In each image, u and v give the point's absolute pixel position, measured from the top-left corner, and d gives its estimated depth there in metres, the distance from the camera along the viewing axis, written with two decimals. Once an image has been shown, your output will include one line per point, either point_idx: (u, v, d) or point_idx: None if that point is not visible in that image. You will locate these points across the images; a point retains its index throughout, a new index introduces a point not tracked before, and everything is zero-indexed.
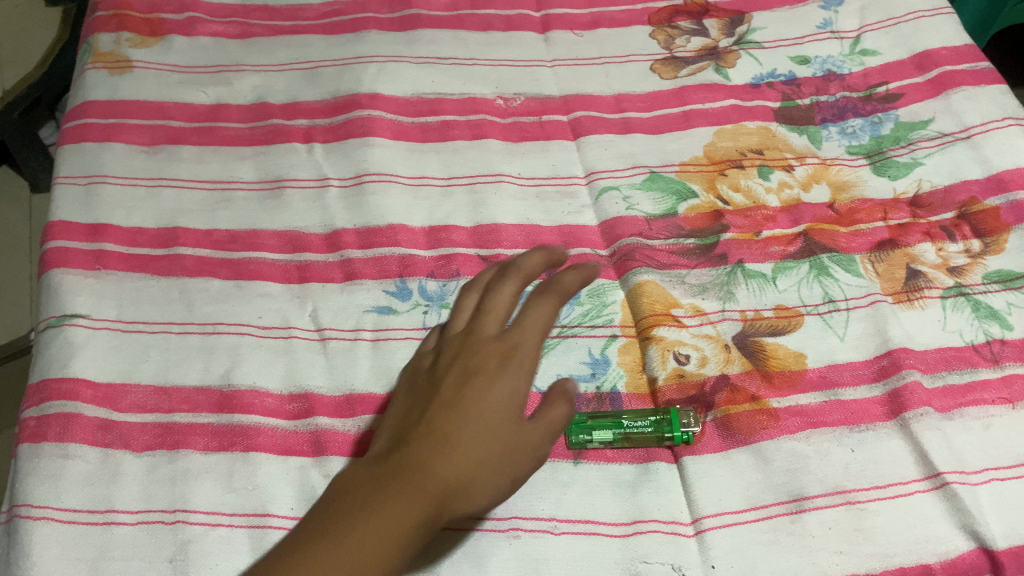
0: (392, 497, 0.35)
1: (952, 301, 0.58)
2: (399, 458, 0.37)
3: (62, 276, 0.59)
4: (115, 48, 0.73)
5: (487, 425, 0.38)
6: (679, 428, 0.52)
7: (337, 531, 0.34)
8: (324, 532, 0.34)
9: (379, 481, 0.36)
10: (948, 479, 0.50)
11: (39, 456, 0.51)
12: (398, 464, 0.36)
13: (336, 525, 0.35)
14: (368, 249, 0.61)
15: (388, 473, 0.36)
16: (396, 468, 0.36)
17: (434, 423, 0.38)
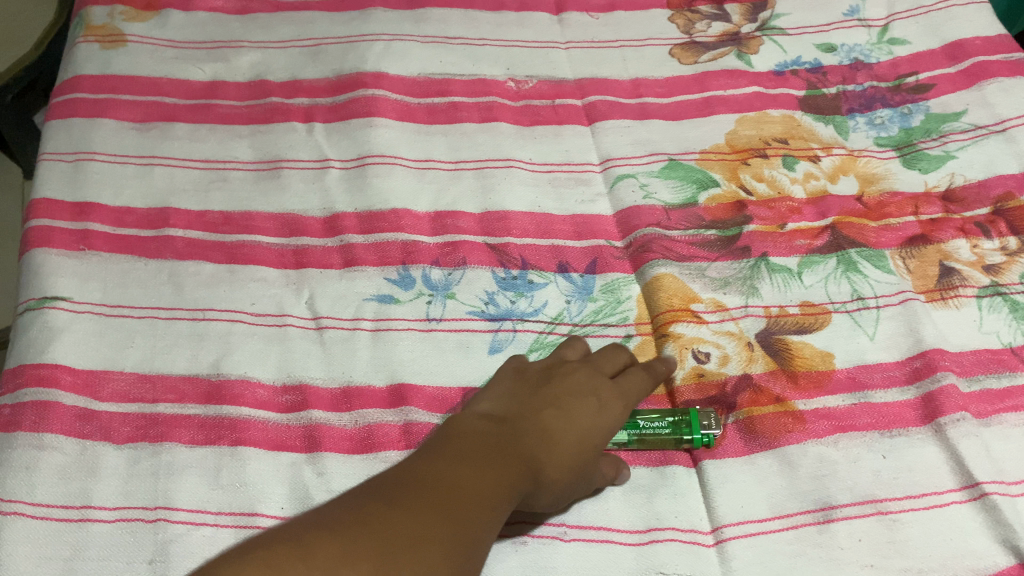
0: (507, 476, 0.40)
1: (988, 301, 0.55)
2: (506, 444, 0.42)
3: (44, 256, 0.56)
4: (108, 22, 0.70)
5: (580, 425, 0.44)
6: (699, 431, 0.48)
7: (473, 487, 0.38)
8: (457, 484, 0.38)
9: (498, 458, 0.41)
10: (987, 490, 0.46)
11: (12, 447, 0.47)
12: (511, 448, 0.41)
13: (469, 481, 0.39)
14: (370, 235, 0.58)
15: (502, 453, 0.41)
16: (510, 452, 0.41)
17: (537, 413, 0.44)
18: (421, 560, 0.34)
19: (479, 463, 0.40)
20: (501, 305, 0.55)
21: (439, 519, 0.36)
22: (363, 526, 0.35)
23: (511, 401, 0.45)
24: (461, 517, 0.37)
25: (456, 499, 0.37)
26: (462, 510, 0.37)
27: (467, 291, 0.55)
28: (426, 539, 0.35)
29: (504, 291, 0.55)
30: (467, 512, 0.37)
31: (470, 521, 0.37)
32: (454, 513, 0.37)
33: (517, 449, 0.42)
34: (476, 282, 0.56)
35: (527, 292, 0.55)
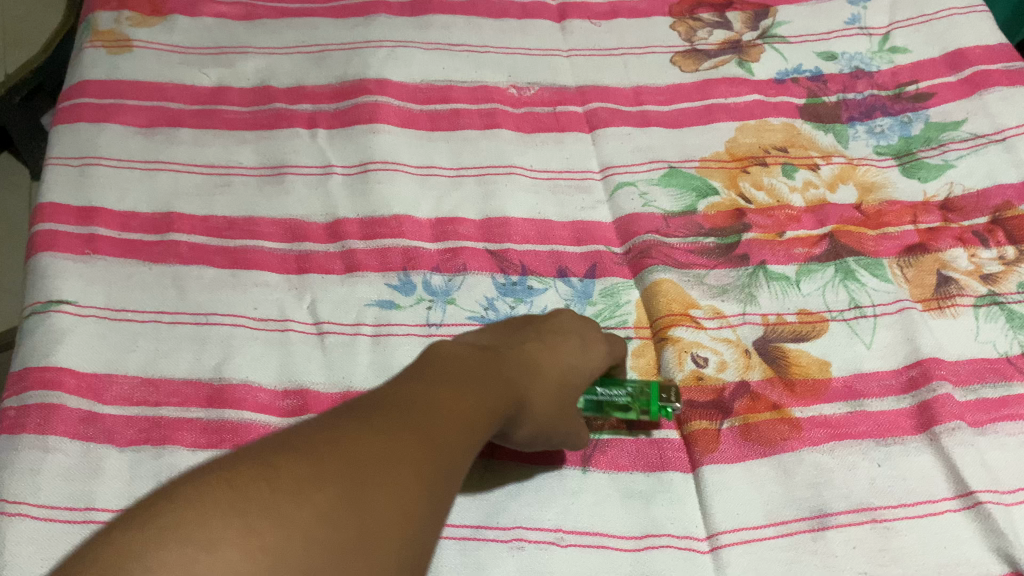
0: (485, 406, 0.40)
1: (985, 310, 0.55)
2: (485, 377, 0.41)
3: (50, 260, 0.56)
4: (115, 27, 0.71)
5: (562, 361, 0.46)
6: (658, 405, 0.49)
7: (449, 415, 0.38)
8: (435, 411, 0.37)
9: (477, 392, 0.40)
10: (981, 499, 0.46)
11: (16, 448, 0.48)
12: (490, 383, 0.41)
13: (445, 409, 0.38)
14: (372, 240, 0.58)
15: (479, 386, 0.40)
16: (489, 384, 0.41)
17: (521, 345, 0.46)
18: (396, 479, 0.33)
19: (455, 393, 0.39)
20: (500, 310, 0.55)
21: (414, 441, 0.35)
22: (336, 445, 0.33)
23: (491, 339, 0.47)
24: (438, 441, 0.36)
25: (430, 421, 0.37)
26: (439, 436, 0.36)
27: (467, 296, 0.56)
28: (403, 457, 0.34)
29: (504, 296, 0.56)
30: (444, 437, 0.36)
31: (446, 445, 0.36)
32: (432, 438, 0.36)
33: (497, 380, 0.42)
34: (476, 288, 0.56)
35: (527, 298, 0.56)
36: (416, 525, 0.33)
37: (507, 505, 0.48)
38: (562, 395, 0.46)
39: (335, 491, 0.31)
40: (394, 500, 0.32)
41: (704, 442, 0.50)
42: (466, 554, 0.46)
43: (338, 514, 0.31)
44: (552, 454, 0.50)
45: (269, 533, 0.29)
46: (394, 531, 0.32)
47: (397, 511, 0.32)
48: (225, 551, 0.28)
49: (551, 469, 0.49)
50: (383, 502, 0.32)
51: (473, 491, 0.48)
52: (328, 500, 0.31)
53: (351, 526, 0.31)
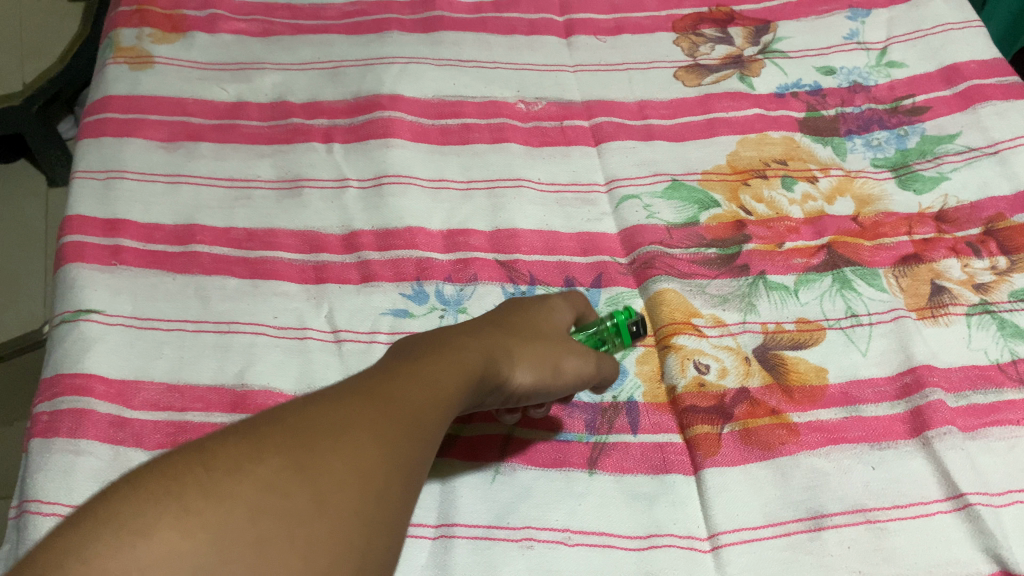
0: (444, 375, 0.40)
1: (978, 318, 0.57)
2: (441, 352, 0.42)
3: (78, 270, 0.59)
4: (136, 43, 0.73)
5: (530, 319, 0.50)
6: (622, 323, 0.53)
7: (400, 389, 0.37)
8: (385, 388, 0.37)
9: (432, 367, 0.40)
10: (972, 501, 0.48)
11: (50, 452, 0.50)
12: (446, 357, 0.42)
13: (396, 385, 0.37)
14: (386, 251, 0.60)
15: (433, 361, 0.41)
16: (446, 356, 0.41)
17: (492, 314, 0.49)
18: (344, 449, 0.32)
19: (408, 370, 0.39)
20: None
21: (362, 414, 0.34)
22: (278, 426, 0.33)
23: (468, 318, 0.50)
24: (388, 412, 0.35)
25: (383, 407, 0.36)
26: (389, 407, 0.36)
27: (477, 305, 0.58)
28: (351, 427, 0.34)
29: None
30: (396, 409, 0.36)
31: (402, 429, 0.35)
32: (383, 410, 0.35)
33: (457, 348, 0.43)
34: (486, 297, 0.58)
35: None
36: (371, 491, 0.32)
37: (517, 506, 0.50)
38: (544, 334, 0.49)
39: (275, 465, 0.31)
40: (342, 467, 0.32)
41: (706, 445, 0.52)
42: (478, 552, 0.48)
43: (280, 486, 0.30)
44: (560, 457, 0.52)
45: (206, 513, 0.28)
46: (343, 498, 0.31)
47: (348, 478, 0.32)
48: (158, 536, 0.27)
49: (559, 472, 0.51)
50: (328, 470, 0.31)
51: (484, 493, 0.51)
52: (269, 475, 0.30)
53: (295, 496, 0.30)
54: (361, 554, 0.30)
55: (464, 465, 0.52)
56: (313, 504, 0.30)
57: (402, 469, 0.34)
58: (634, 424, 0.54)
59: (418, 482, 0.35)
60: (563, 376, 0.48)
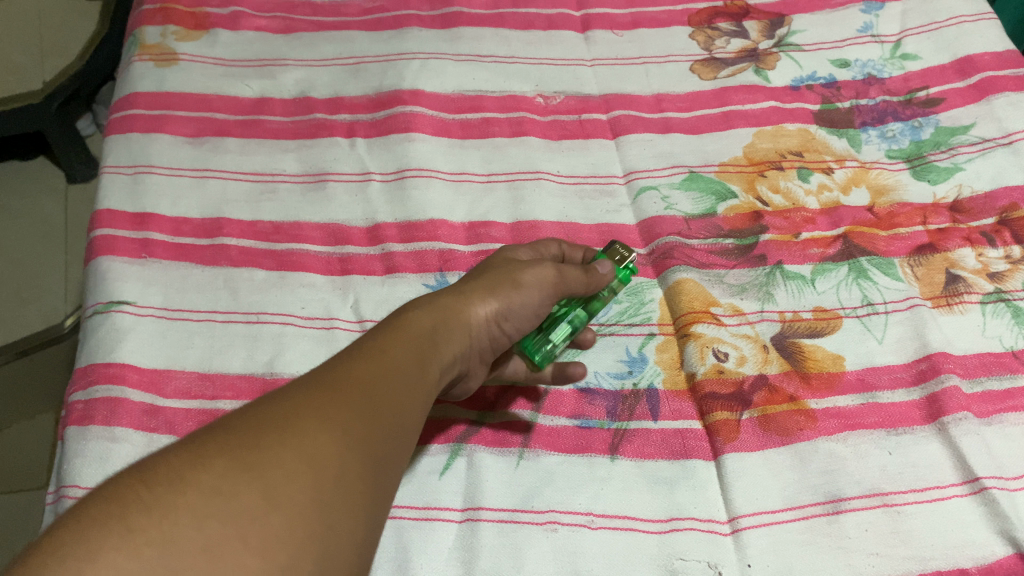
0: (395, 360, 0.41)
1: (992, 306, 0.58)
2: (389, 338, 0.43)
3: (109, 263, 0.60)
4: (161, 41, 0.74)
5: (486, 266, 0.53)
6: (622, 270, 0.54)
7: (347, 377, 0.38)
8: (332, 378, 0.38)
9: (380, 353, 0.41)
10: (987, 485, 0.49)
11: (86, 438, 0.52)
12: (397, 339, 0.43)
13: (343, 374, 0.38)
14: (409, 243, 0.62)
15: (382, 347, 0.42)
16: (396, 341, 0.42)
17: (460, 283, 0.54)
18: (290, 442, 0.33)
19: (355, 359, 0.40)
20: None
21: (308, 406, 0.35)
22: (222, 429, 0.34)
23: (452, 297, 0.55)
24: (334, 400, 0.36)
25: (328, 395, 0.36)
26: (336, 395, 0.37)
27: None
28: (295, 419, 0.34)
29: None
30: (344, 396, 0.37)
31: (349, 416, 0.36)
32: (329, 399, 0.36)
33: (406, 320, 0.45)
34: None
35: None
36: (320, 478, 0.33)
37: (541, 490, 0.51)
38: (493, 268, 0.52)
39: (220, 468, 0.31)
40: (290, 460, 0.33)
41: (726, 431, 0.53)
42: (504, 534, 0.49)
43: (226, 487, 0.31)
44: (582, 443, 0.53)
45: (152, 527, 0.29)
46: (294, 489, 0.32)
47: (295, 469, 0.32)
48: (106, 556, 0.28)
49: (581, 457, 0.53)
50: (275, 465, 0.32)
51: (509, 477, 0.52)
52: (214, 479, 0.31)
53: (244, 496, 0.31)
54: (321, 541, 0.31)
55: (487, 451, 0.53)
56: (263, 500, 0.31)
57: (356, 454, 0.35)
58: (654, 410, 0.55)
59: (378, 465, 0.36)
60: (524, 288, 0.51)
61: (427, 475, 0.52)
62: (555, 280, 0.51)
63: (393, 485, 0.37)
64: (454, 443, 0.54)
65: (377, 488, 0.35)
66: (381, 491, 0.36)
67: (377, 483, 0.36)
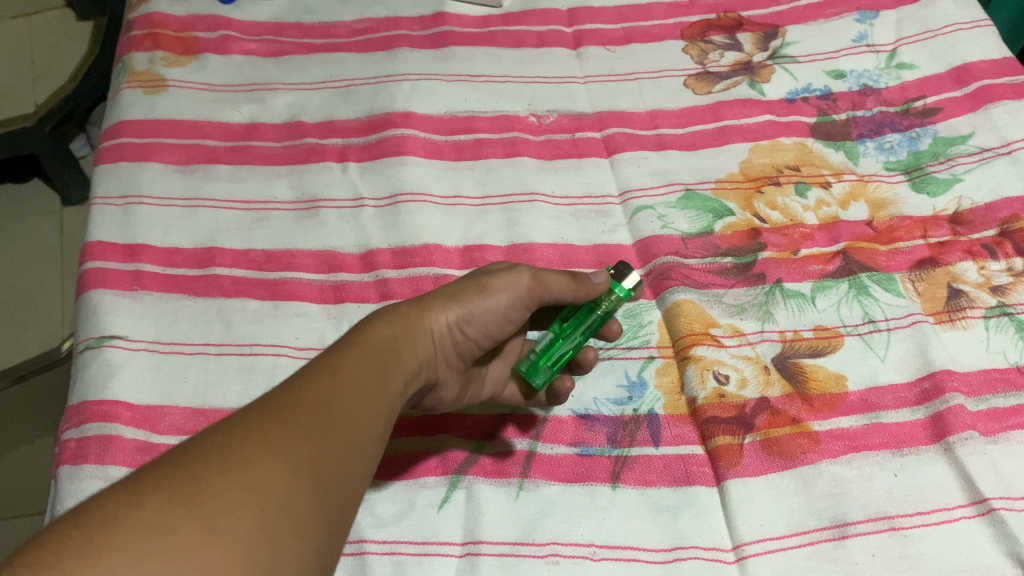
0: (352, 375, 0.41)
1: (995, 321, 0.57)
2: (346, 353, 0.42)
3: (100, 296, 0.59)
4: (150, 67, 0.74)
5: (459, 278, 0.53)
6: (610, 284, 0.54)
7: (298, 398, 0.38)
8: (283, 401, 0.38)
9: (333, 369, 0.41)
10: (995, 505, 0.48)
11: (79, 478, 0.51)
12: (354, 354, 0.42)
13: (293, 396, 0.38)
14: (403, 269, 0.61)
15: (339, 362, 0.41)
16: (355, 355, 0.42)
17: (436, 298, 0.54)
18: (232, 472, 0.33)
19: (309, 378, 0.40)
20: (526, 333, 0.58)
21: (253, 433, 0.35)
22: (161, 465, 0.33)
23: None
24: (282, 423, 0.36)
25: (277, 420, 0.36)
26: (285, 418, 0.37)
27: None
28: (240, 448, 0.34)
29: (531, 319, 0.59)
30: (293, 418, 0.37)
31: (299, 440, 0.36)
32: (275, 423, 0.36)
33: (366, 333, 0.44)
34: None
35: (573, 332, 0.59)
36: (265, 507, 0.33)
37: (542, 522, 0.50)
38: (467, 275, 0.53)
39: (158, 504, 0.31)
40: (231, 490, 0.32)
41: (728, 456, 0.52)
42: (506, 569, 0.49)
43: (164, 523, 0.30)
44: (582, 471, 0.53)
45: (87, 569, 0.28)
46: (236, 519, 0.32)
47: (238, 499, 0.32)
48: None
49: (582, 486, 0.52)
50: (214, 495, 0.32)
51: (509, 509, 0.51)
52: (152, 515, 0.31)
53: (182, 530, 0.30)
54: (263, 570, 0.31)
55: (486, 483, 0.52)
56: (204, 532, 0.31)
57: (303, 477, 0.35)
58: (655, 436, 0.54)
59: (328, 488, 0.36)
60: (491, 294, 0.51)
61: (426, 508, 0.51)
62: (531, 284, 0.52)
63: (346, 503, 0.37)
64: (452, 475, 0.53)
65: (326, 511, 0.35)
66: (331, 511, 0.36)
67: (328, 505, 0.36)
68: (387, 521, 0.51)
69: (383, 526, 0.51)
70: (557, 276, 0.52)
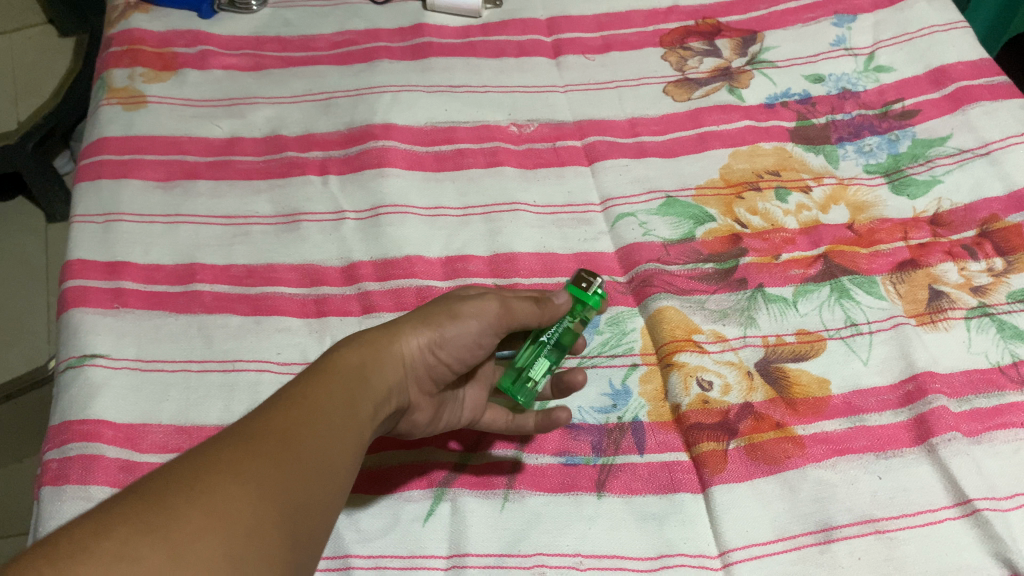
0: (322, 401, 0.41)
1: (976, 321, 0.57)
2: (313, 380, 0.42)
3: (81, 315, 0.59)
4: (129, 84, 0.73)
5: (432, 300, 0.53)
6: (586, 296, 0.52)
7: (268, 426, 0.38)
8: (249, 430, 0.38)
9: (300, 397, 0.41)
10: (979, 506, 0.48)
11: (61, 500, 0.50)
12: (321, 381, 0.42)
13: (260, 425, 0.38)
14: (386, 282, 0.61)
15: (310, 387, 0.41)
16: (322, 382, 0.42)
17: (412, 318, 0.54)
18: (198, 502, 0.33)
19: (276, 406, 0.40)
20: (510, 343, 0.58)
21: (221, 462, 0.35)
22: (127, 496, 0.33)
23: None
24: (248, 452, 0.36)
25: (245, 449, 0.36)
26: (252, 447, 0.37)
27: None
28: (207, 478, 0.34)
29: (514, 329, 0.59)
30: (260, 447, 0.37)
31: (268, 467, 0.36)
32: (243, 452, 0.36)
33: (334, 359, 0.44)
34: None
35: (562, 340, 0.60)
36: (232, 535, 0.33)
37: (527, 533, 0.50)
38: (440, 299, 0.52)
39: (124, 534, 0.31)
40: (197, 518, 0.32)
41: (713, 463, 0.52)
42: None
43: (130, 553, 0.30)
44: (567, 481, 0.52)
45: None
46: (202, 547, 0.32)
47: (205, 527, 0.32)
48: None
49: (567, 496, 0.52)
50: (182, 524, 0.32)
51: (494, 520, 0.51)
52: (117, 546, 0.31)
53: (148, 559, 0.30)
54: None
55: (472, 494, 0.52)
56: (170, 561, 0.31)
57: (270, 505, 0.35)
58: (640, 444, 0.54)
59: (296, 515, 0.36)
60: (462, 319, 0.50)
61: (411, 521, 0.51)
62: (499, 312, 0.51)
63: (313, 532, 0.38)
64: (438, 487, 0.53)
65: (294, 539, 0.36)
66: (297, 540, 0.36)
67: (296, 532, 0.36)
68: (372, 536, 0.51)
69: (368, 541, 0.50)
70: (522, 301, 0.51)
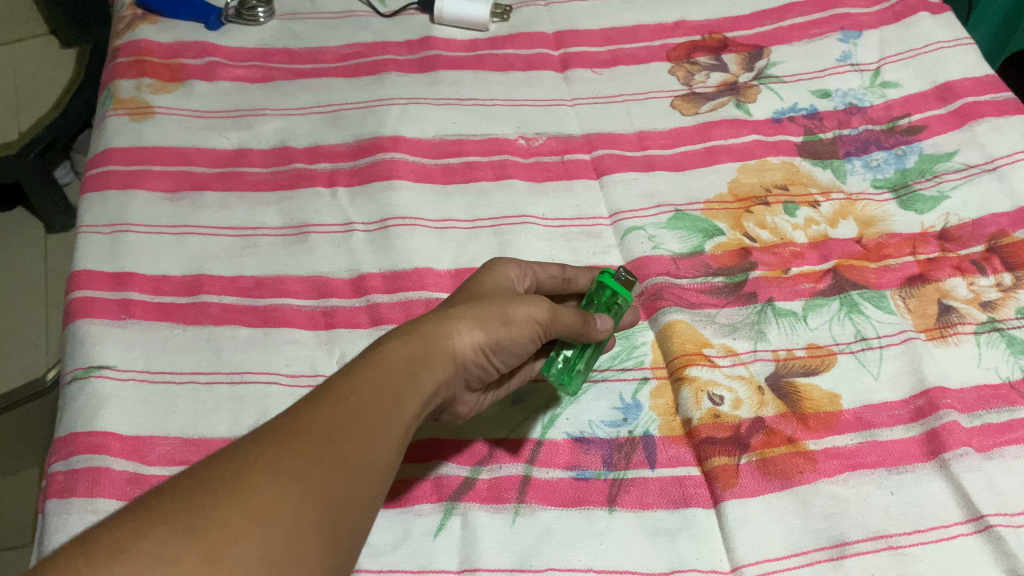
0: (367, 398, 0.40)
1: (986, 336, 0.57)
2: (359, 374, 0.41)
3: (88, 326, 0.59)
4: (136, 95, 0.73)
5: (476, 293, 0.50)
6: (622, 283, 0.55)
7: (312, 423, 0.37)
8: (293, 426, 0.37)
9: (346, 392, 0.39)
10: (992, 522, 0.48)
11: (68, 512, 0.50)
12: (366, 377, 0.41)
13: (303, 420, 0.37)
14: (395, 294, 0.61)
15: (357, 382, 0.40)
16: (371, 377, 0.41)
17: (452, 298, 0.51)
18: (238, 503, 0.32)
19: (322, 400, 0.39)
20: None
21: (260, 460, 0.34)
22: (165, 494, 0.33)
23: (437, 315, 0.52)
24: (291, 449, 0.35)
25: (288, 445, 0.36)
26: (295, 446, 0.36)
27: None
28: (246, 476, 0.34)
29: None
30: (302, 445, 0.36)
31: (310, 465, 0.35)
32: (285, 449, 0.35)
33: (382, 352, 0.43)
34: None
35: None
36: (270, 538, 0.32)
37: (539, 548, 0.50)
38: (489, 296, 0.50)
39: (161, 535, 0.31)
40: (236, 521, 0.32)
41: (725, 477, 0.52)
42: None
43: (167, 555, 0.30)
44: (578, 496, 0.52)
45: None
46: (239, 551, 0.31)
47: (242, 530, 0.32)
48: None
49: (578, 511, 0.51)
50: (219, 527, 0.31)
51: (505, 535, 0.51)
52: (154, 547, 0.30)
53: (185, 562, 0.30)
54: None
55: (482, 509, 0.52)
56: (207, 564, 0.30)
57: (312, 507, 0.34)
58: (651, 458, 0.54)
59: (337, 516, 0.35)
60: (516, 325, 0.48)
61: (421, 536, 0.51)
62: (548, 318, 0.49)
63: (355, 532, 0.37)
64: (448, 501, 0.52)
65: (334, 540, 0.35)
66: (338, 543, 0.35)
67: (337, 532, 0.35)
68: (382, 550, 0.50)
69: (379, 555, 0.50)
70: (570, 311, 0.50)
